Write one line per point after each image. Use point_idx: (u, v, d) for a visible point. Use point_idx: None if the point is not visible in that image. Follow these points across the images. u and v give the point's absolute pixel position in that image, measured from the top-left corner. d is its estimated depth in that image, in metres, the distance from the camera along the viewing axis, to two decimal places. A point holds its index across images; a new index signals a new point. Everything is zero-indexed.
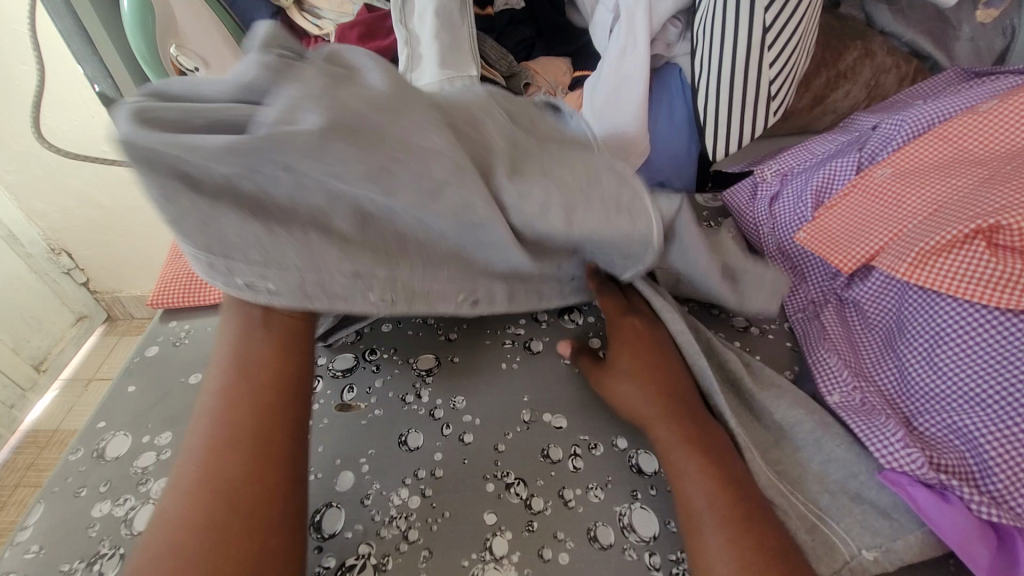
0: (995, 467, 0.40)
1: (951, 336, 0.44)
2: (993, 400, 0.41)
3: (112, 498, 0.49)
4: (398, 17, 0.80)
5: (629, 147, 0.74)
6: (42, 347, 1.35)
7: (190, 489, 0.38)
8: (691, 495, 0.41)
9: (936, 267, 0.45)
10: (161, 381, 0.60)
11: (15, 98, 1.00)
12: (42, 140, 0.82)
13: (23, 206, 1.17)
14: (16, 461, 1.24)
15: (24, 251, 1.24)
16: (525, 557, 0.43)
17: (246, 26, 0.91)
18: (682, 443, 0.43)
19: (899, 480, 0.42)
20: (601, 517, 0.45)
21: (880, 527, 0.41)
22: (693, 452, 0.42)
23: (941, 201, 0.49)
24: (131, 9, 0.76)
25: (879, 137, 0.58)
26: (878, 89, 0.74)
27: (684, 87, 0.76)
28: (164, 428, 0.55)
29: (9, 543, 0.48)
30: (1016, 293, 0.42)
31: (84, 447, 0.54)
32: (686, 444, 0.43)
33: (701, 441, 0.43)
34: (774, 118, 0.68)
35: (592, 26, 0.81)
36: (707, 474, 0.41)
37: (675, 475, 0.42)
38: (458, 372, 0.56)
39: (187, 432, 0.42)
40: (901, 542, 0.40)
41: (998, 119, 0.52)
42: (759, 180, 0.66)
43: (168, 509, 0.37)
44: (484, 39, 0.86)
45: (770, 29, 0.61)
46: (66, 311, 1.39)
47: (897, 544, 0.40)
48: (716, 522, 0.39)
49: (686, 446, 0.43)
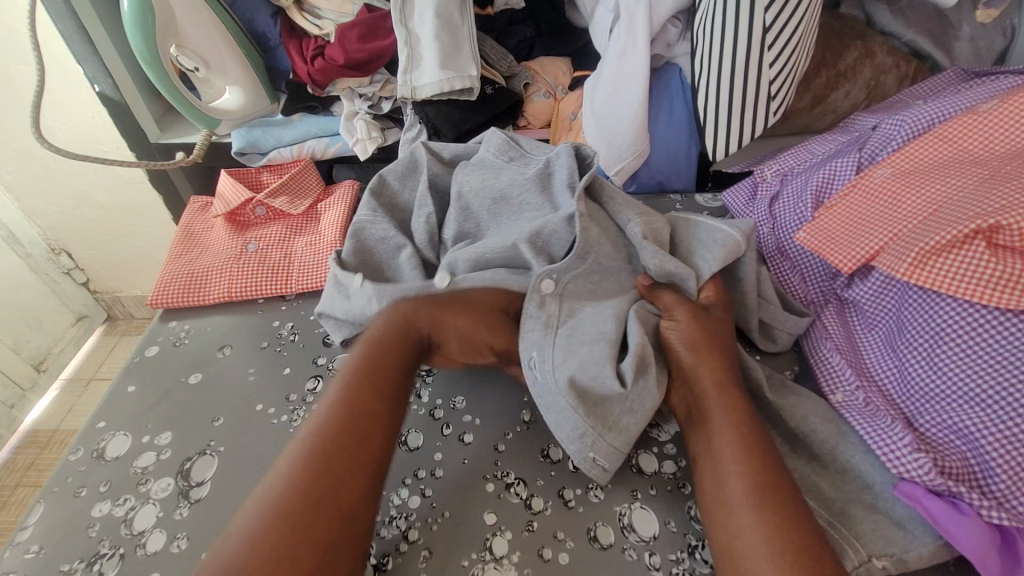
0: (996, 466, 0.40)
1: (951, 336, 0.44)
2: (992, 400, 0.41)
3: (112, 498, 0.49)
4: (398, 17, 0.79)
5: (629, 147, 0.74)
6: (42, 347, 1.35)
7: (283, 476, 0.39)
8: (727, 481, 0.39)
9: (936, 267, 0.45)
10: (161, 381, 0.60)
11: (15, 98, 1.00)
12: (42, 140, 0.82)
13: (22, 206, 1.17)
14: (16, 461, 1.24)
15: (24, 251, 1.24)
16: (525, 557, 0.43)
17: (247, 25, 0.91)
18: (728, 425, 0.41)
19: (913, 492, 0.41)
20: (601, 517, 0.45)
21: (891, 534, 0.41)
22: (736, 433, 0.41)
23: (941, 201, 0.49)
24: (131, 8, 0.77)
25: (879, 138, 0.58)
26: (878, 89, 0.74)
27: (684, 87, 0.75)
28: (164, 428, 0.55)
29: (9, 543, 0.48)
30: (1016, 293, 0.42)
31: (84, 447, 0.54)
32: (730, 426, 0.41)
33: (746, 427, 0.41)
34: (774, 119, 0.68)
35: (592, 27, 0.81)
36: (743, 455, 0.39)
37: (715, 459, 0.41)
38: (459, 371, 0.56)
39: (295, 437, 0.42)
40: (914, 551, 0.40)
41: (998, 119, 0.51)
42: (759, 180, 0.66)
43: (270, 511, 0.37)
44: (484, 39, 0.87)
45: (770, 29, 0.60)
46: (66, 311, 1.39)
47: (909, 554, 0.40)
48: (748, 509, 0.37)
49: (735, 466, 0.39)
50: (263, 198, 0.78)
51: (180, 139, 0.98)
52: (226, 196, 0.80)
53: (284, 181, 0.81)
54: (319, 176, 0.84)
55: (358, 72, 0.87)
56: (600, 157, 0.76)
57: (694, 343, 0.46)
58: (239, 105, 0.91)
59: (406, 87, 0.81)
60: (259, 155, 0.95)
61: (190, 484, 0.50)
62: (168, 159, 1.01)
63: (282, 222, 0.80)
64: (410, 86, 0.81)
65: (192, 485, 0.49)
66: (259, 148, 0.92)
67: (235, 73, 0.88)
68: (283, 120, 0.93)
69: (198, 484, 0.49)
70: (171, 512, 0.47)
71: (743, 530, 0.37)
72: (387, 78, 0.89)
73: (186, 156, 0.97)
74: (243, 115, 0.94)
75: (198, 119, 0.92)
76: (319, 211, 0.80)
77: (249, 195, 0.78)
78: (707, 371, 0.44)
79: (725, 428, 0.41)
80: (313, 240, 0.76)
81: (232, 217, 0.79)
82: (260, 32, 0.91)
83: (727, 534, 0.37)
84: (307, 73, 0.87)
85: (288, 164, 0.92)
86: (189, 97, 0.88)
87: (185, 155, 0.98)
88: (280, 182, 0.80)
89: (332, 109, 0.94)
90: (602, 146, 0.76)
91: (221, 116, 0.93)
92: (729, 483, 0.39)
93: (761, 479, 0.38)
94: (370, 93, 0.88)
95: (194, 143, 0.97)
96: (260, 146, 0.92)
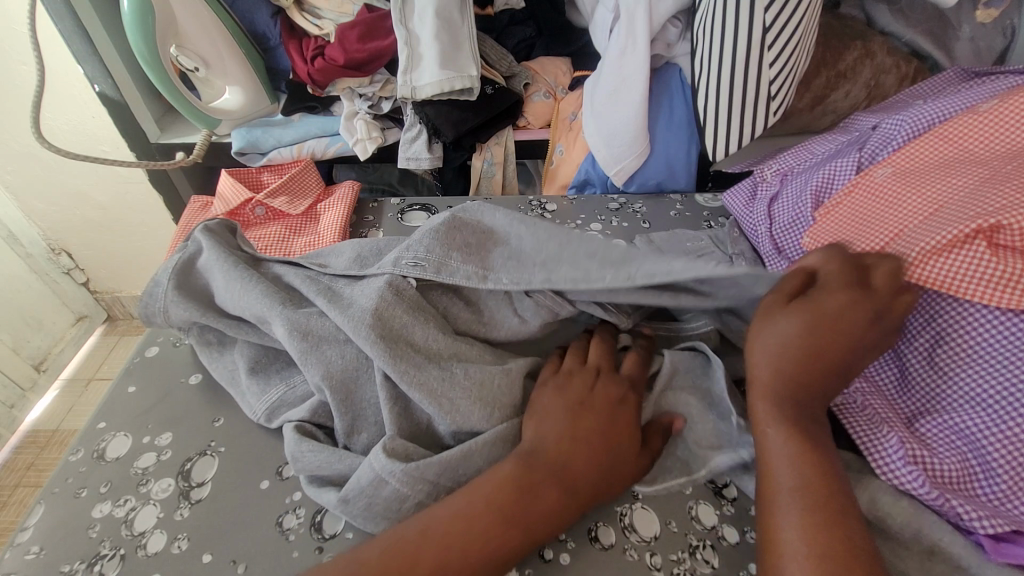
0: (997, 465, 0.40)
1: (951, 337, 0.44)
2: (993, 400, 0.41)
3: (112, 499, 0.49)
4: (398, 17, 0.79)
5: (629, 147, 0.75)
6: (42, 347, 1.30)
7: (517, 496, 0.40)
8: (777, 482, 0.37)
9: (936, 266, 0.45)
10: (161, 381, 0.59)
11: (16, 100, 1.00)
12: (41, 139, 0.81)
13: (23, 206, 1.16)
14: (16, 461, 1.18)
15: (24, 251, 1.23)
16: (525, 557, 0.43)
17: (247, 25, 0.91)
18: (790, 422, 0.39)
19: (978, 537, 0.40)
20: (601, 518, 0.45)
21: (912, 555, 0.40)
22: (785, 430, 0.39)
23: (942, 200, 0.48)
24: (132, 8, 0.76)
25: (880, 137, 0.58)
26: (878, 89, 0.74)
27: (684, 87, 0.76)
28: (165, 428, 0.54)
29: (10, 544, 0.47)
30: (1016, 293, 0.42)
31: (85, 447, 0.53)
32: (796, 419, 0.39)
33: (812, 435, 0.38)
34: (774, 119, 0.68)
35: (592, 26, 0.81)
36: (802, 461, 0.37)
37: (763, 457, 0.39)
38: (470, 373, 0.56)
39: None
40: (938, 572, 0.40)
41: (999, 118, 0.51)
42: (759, 180, 0.67)
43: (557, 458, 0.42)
44: (484, 39, 0.87)
45: (770, 29, 0.60)
46: (66, 310, 1.36)
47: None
48: (804, 527, 0.34)
49: (809, 468, 0.37)
50: (263, 199, 0.84)
51: (180, 139, 0.98)
52: (226, 196, 0.84)
53: (285, 182, 0.85)
54: (319, 177, 0.89)
55: (359, 72, 0.87)
56: (600, 157, 0.77)
57: (795, 356, 0.40)
58: (238, 105, 0.92)
59: (406, 88, 0.82)
60: (259, 155, 0.96)
61: (190, 484, 0.49)
62: (168, 159, 1.01)
63: (281, 221, 0.85)
64: (410, 86, 0.82)
65: (192, 485, 0.49)
66: (259, 148, 0.94)
67: (234, 73, 0.87)
68: (283, 120, 0.94)
69: (199, 485, 0.49)
70: (171, 512, 0.47)
71: (785, 536, 0.35)
72: (387, 78, 0.89)
73: (186, 156, 0.98)
74: (243, 114, 0.94)
75: (198, 120, 0.92)
76: (318, 210, 0.84)
77: (249, 195, 0.83)
78: (785, 382, 0.40)
79: (779, 436, 0.38)
80: (312, 239, 0.80)
81: (232, 216, 0.84)
82: (260, 32, 0.91)
83: (779, 527, 0.35)
84: (307, 73, 0.87)
85: (288, 164, 0.93)
86: (189, 97, 0.87)
87: (185, 155, 0.99)
88: (281, 183, 0.85)
89: (332, 109, 0.94)
90: (602, 145, 0.76)
91: (221, 116, 0.93)
92: (780, 476, 0.37)
93: (820, 485, 0.36)
94: (370, 93, 0.89)
95: (194, 143, 0.97)
96: (260, 146, 0.94)
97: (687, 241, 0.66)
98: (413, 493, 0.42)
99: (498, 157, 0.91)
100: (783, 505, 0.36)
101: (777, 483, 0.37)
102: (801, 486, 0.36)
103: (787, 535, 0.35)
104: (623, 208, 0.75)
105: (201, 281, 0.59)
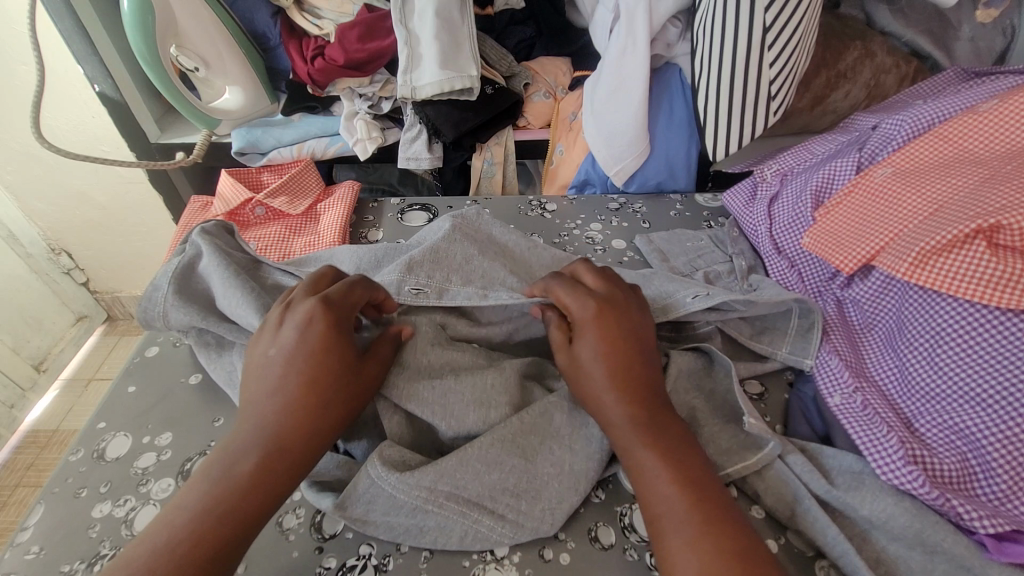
0: (997, 465, 0.40)
1: (951, 337, 0.44)
2: (992, 400, 0.41)
3: (112, 499, 0.49)
4: (398, 17, 0.79)
5: (629, 147, 0.75)
6: (42, 347, 1.31)
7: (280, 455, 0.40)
8: (656, 495, 0.38)
9: (935, 266, 0.45)
10: (161, 381, 0.59)
11: (16, 100, 1.00)
12: (41, 139, 0.81)
13: (23, 206, 1.16)
14: (16, 461, 1.18)
15: (24, 251, 1.22)
16: (526, 557, 0.43)
17: (247, 25, 0.91)
18: (632, 433, 0.40)
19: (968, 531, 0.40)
20: (601, 517, 0.45)
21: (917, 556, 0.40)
22: (645, 445, 0.39)
23: (942, 200, 0.48)
24: (132, 8, 0.76)
25: (880, 137, 0.58)
26: (878, 89, 0.74)
27: (684, 87, 0.76)
28: (164, 428, 0.54)
29: (10, 543, 0.47)
30: (1016, 293, 0.42)
31: (85, 447, 0.53)
32: (639, 433, 0.40)
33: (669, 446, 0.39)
34: (774, 119, 0.68)
35: (592, 26, 0.81)
36: (672, 472, 0.38)
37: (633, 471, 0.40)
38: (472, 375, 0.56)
39: None
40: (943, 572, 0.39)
41: (999, 118, 0.51)
42: (759, 181, 0.67)
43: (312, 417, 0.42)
44: (484, 39, 0.87)
45: (770, 29, 0.60)
46: (66, 310, 1.36)
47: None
48: (693, 540, 0.35)
49: (674, 480, 0.38)
50: (263, 198, 0.84)
51: (180, 139, 0.98)
52: (226, 196, 0.84)
53: (285, 182, 0.85)
54: (319, 177, 0.89)
55: (359, 72, 0.87)
56: (600, 157, 0.77)
57: (610, 379, 0.42)
58: (238, 105, 0.92)
59: (406, 87, 0.82)
60: (259, 155, 0.96)
61: None
62: (168, 159, 1.01)
63: (281, 221, 0.85)
64: (410, 86, 0.82)
65: None
66: (259, 148, 0.94)
67: (234, 73, 0.88)
68: (283, 120, 0.94)
69: None
70: None
71: (676, 552, 0.35)
72: (387, 78, 0.89)
73: (186, 156, 0.98)
74: (243, 114, 0.94)
75: (198, 120, 0.92)
76: (318, 210, 0.84)
77: (249, 195, 0.83)
78: (609, 402, 0.41)
79: (637, 450, 0.40)
80: (313, 239, 0.79)
81: (232, 216, 0.84)
82: (260, 32, 0.91)
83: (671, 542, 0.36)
84: (307, 73, 0.87)
85: (288, 164, 0.93)
86: (189, 97, 0.87)
87: (185, 155, 0.99)
88: (281, 183, 0.85)
89: (332, 109, 0.95)
90: (602, 145, 0.76)
91: (221, 116, 0.93)
92: (659, 488, 0.38)
93: (693, 495, 0.37)
94: (370, 93, 0.89)
95: (194, 143, 0.97)
96: (260, 146, 0.94)
97: (686, 241, 0.66)
98: (409, 503, 0.41)
99: (498, 157, 0.91)
100: (670, 519, 0.36)
101: (660, 496, 0.38)
102: (686, 500, 0.37)
103: (679, 550, 0.35)
104: (623, 208, 0.75)
105: (198, 280, 0.58)
